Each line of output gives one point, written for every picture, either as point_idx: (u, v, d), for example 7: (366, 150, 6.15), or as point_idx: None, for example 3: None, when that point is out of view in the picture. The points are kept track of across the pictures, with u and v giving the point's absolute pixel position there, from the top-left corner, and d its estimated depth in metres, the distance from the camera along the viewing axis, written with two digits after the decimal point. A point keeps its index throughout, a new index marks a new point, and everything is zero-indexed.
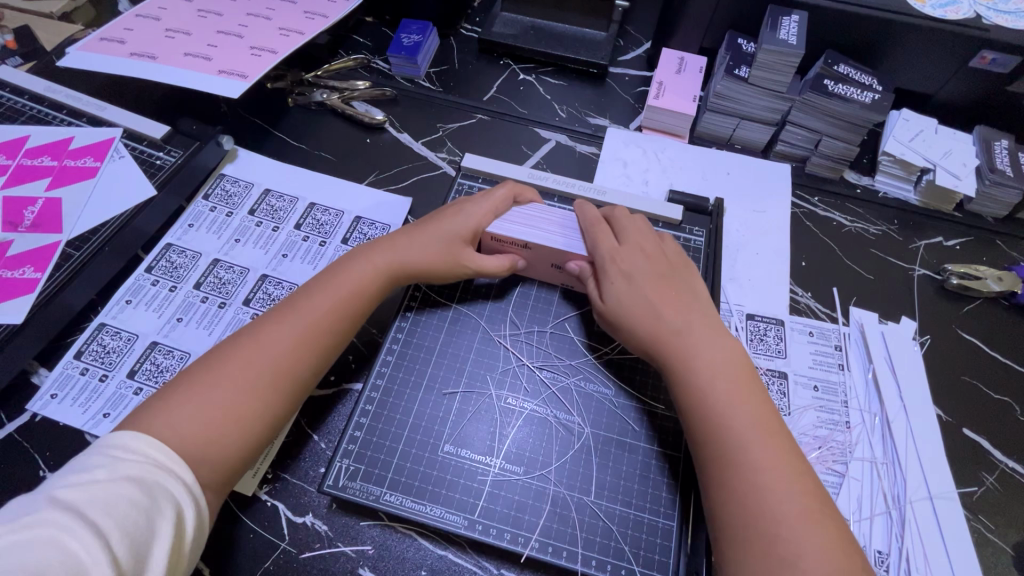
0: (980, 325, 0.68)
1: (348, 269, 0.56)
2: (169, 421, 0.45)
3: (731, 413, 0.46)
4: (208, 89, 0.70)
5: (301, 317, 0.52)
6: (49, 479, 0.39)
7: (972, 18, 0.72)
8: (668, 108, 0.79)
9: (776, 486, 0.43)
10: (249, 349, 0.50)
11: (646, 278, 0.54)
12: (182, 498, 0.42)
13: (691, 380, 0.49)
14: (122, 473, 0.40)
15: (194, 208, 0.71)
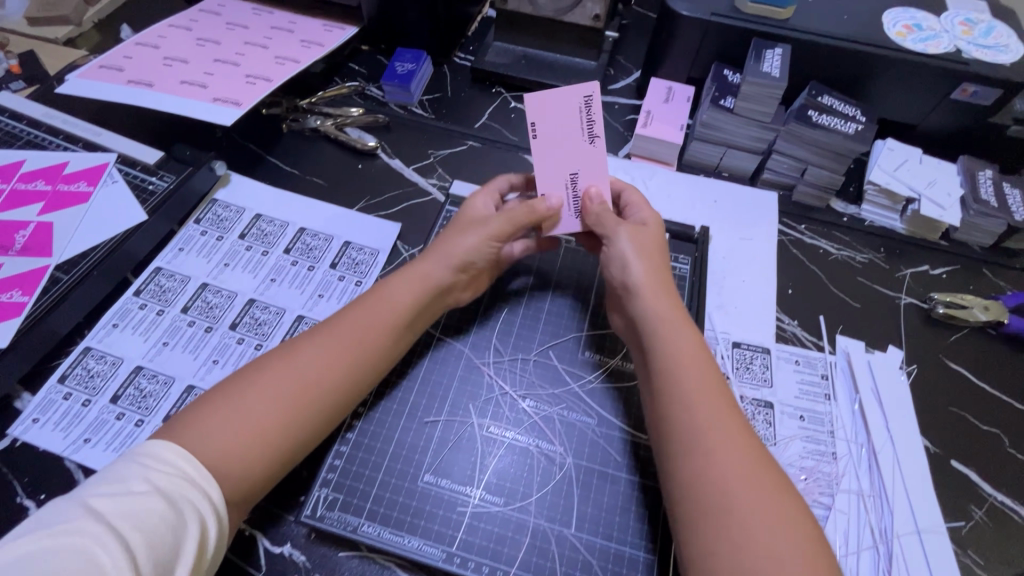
0: (968, 354, 0.68)
1: (387, 288, 0.56)
2: (198, 430, 0.45)
3: (702, 410, 0.47)
4: (203, 116, 0.72)
5: (344, 338, 0.51)
6: (83, 487, 0.41)
7: (952, 52, 0.74)
8: (656, 136, 0.80)
9: (738, 487, 0.44)
10: (289, 365, 0.49)
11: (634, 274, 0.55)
12: (206, 510, 0.42)
13: (665, 371, 0.50)
14: (150, 483, 0.41)
15: (185, 232, 0.72)
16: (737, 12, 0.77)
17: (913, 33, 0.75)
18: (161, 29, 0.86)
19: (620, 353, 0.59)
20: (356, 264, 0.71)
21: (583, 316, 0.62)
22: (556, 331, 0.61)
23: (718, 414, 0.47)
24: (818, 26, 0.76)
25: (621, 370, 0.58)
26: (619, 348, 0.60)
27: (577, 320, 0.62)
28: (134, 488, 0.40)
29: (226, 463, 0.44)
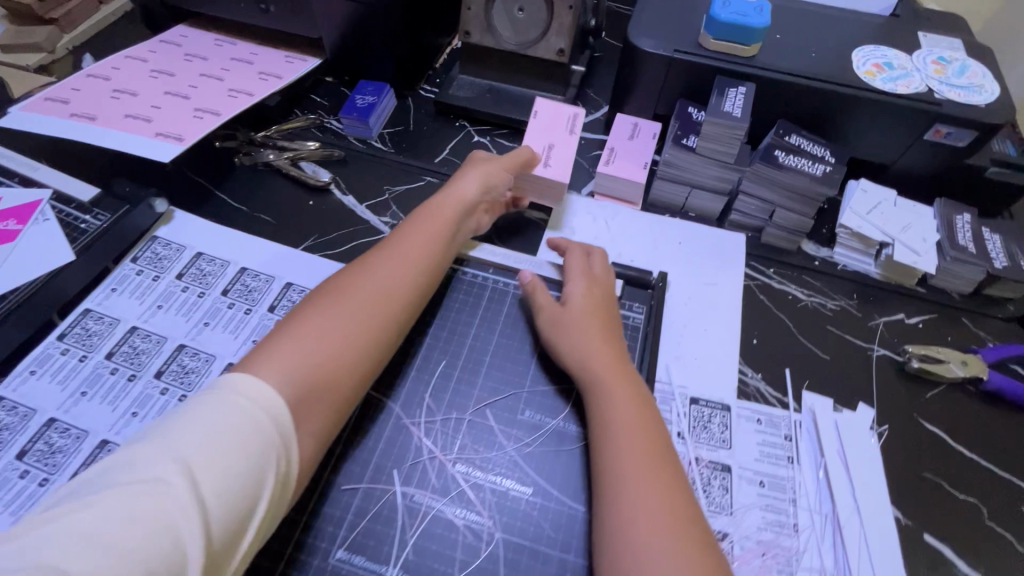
0: (944, 413, 0.63)
1: (412, 234, 0.61)
2: (281, 360, 0.47)
3: (628, 455, 0.47)
4: (142, 152, 0.70)
5: (393, 275, 0.56)
6: (174, 437, 0.40)
7: (924, 91, 0.70)
8: (619, 175, 0.76)
9: (650, 535, 0.42)
10: (349, 299, 0.53)
11: (577, 320, 0.56)
12: (287, 444, 0.43)
13: (599, 416, 0.50)
14: (218, 428, 0.40)
15: (120, 271, 0.69)
16: (701, 49, 0.74)
17: (883, 72, 0.72)
18: (116, 60, 0.84)
19: (563, 412, 0.55)
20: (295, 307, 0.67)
21: (526, 370, 0.58)
22: (496, 386, 0.57)
23: (644, 461, 0.46)
24: (785, 63, 0.73)
25: (562, 432, 0.54)
26: (562, 406, 0.55)
27: (519, 374, 0.58)
28: (200, 436, 0.40)
29: (314, 389, 0.47)
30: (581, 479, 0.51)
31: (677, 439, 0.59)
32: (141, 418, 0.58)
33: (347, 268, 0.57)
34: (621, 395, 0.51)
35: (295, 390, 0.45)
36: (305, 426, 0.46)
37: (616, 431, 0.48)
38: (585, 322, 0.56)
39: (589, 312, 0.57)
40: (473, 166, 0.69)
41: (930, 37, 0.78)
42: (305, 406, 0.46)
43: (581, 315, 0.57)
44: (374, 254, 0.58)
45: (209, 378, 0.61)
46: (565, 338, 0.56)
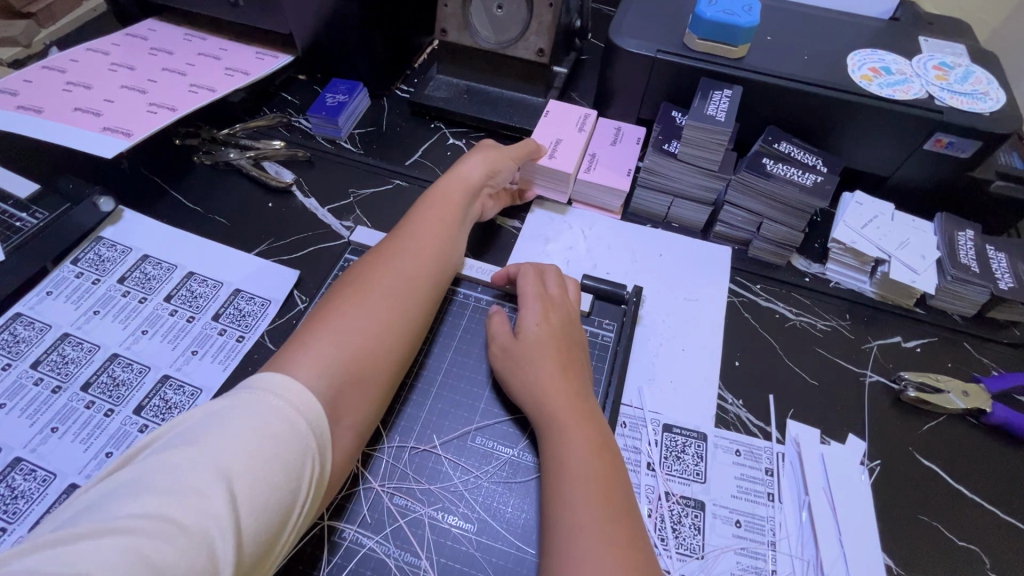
0: (944, 448, 0.58)
1: (425, 219, 0.59)
2: (318, 352, 0.45)
3: (579, 521, 0.41)
4: (87, 147, 0.66)
5: (417, 261, 0.55)
6: (206, 433, 0.37)
7: (924, 98, 0.65)
8: (600, 183, 0.70)
9: None
10: (380, 286, 0.51)
11: (533, 356, 0.51)
12: (323, 440, 0.41)
13: (554, 465, 0.45)
14: (250, 429, 0.38)
15: (58, 273, 0.64)
16: (686, 49, 0.70)
17: (880, 77, 0.67)
18: (75, 52, 0.79)
19: (518, 440, 0.50)
20: (242, 316, 0.63)
21: (481, 392, 0.53)
22: (446, 410, 0.52)
23: (597, 528, 0.41)
24: (775, 66, 0.68)
25: (515, 462, 0.49)
26: (518, 434, 0.51)
27: (473, 397, 0.53)
28: (228, 440, 0.37)
29: (355, 378, 0.46)
30: (530, 518, 0.47)
31: (647, 470, 0.54)
32: (60, 435, 0.54)
33: (368, 255, 0.55)
34: (582, 441, 0.46)
35: (330, 385, 0.44)
36: (347, 416, 0.45)
37: (569, 490, 0.43)
38: (541, 357, 0.50)
39: (548, 346, 0.51)
40: (481, 151, 0.67)
41: (931, 41, 0.73)
42: (346, 396, 0.45)
43: (538, 349, 0.51)
44: (395, 240, 0.56)
45: (140, 392, 0.57)
46: (521, 378, 0.50)
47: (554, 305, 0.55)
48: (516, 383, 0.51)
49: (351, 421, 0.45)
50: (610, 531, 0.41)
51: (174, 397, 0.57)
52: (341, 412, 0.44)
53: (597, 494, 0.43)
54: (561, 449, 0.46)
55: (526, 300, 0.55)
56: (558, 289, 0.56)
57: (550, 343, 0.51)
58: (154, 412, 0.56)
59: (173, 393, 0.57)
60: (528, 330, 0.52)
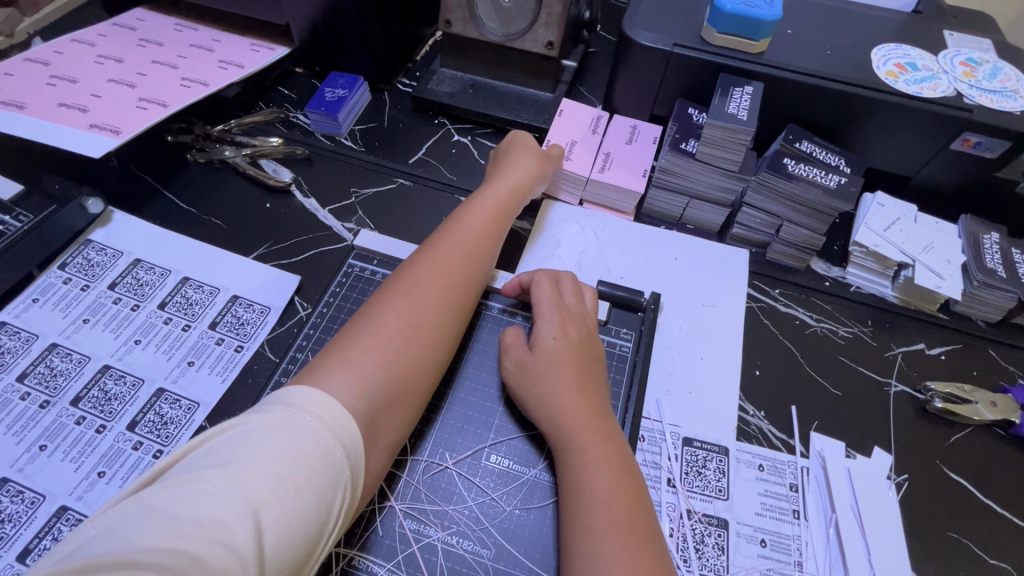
0: (972, 461, 0.56)
1: (466, 223, 0.56)
2: (360, 367, 0.42)
3: (601, 548, 0.39)
4: (74, 146, 0.62)
5: (461, 269, 0.52)
6: (234, 455, 0.34)
7: (953, 96, 0.63)
8: (614, 183, 0.67)
9: None
10: (426, 296, 0.48)
11: (550, 370, 0.48)
12: (358, 468, 0.39)
13: (572, 486, 0.43)
14: (282, 455, 0.35)
15: (45, 279, 0.61)
16: (705, 44, 0.67)
17: (907, 73, 0.65)
18: (60, 43, 0.75)
19: (537, 460, 0.48)
20: (240, 324, 0.60)
21: (496, 407, 0.51)
22: (458, 427, 0.50)
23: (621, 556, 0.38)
24: (797, 62, 0.65)
25: (533, 483, 0.47)
26: (536, 452, 0.48)
27: (487, 412, 0.50)
28: (257, 466, 0.34)
29: (396, 397, 0.44)
30: (549, 543, 0.44)
31: (667, 487, 0.52)
32: (49, 453, 0.51)
33: (410, 258, 0.52)
34: (602, 463, 0.43)
35: (373, 404, 0.41)
36: (384, 436, 0.43)
37: (590, 510, 0.41)
38: (557, 373, 0.48)
39: (564, 360, 0.49)
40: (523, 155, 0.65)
41: (957, 36, 0.70)
42: (385, 415, 0.43)
43: (553, 363, 0.48)
44: (439, 244, 0.53)
45: (133, 407, 0.54)
46: (535, 394, 0.48)
47: (571, 314, 0.52)
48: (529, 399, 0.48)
49: (386, 440, 0.43)
50: (635, 559, 0.38)
51: (169, 412, 0.54)
52: (378, 433, 0.42)
53: (619, 517, 0.40)
54: (582, 471, 0.43)
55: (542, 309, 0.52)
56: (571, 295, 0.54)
57: (569, 358, 0.49)
58: (149, 428, 0.53)
59: (168, 408, 0.54)
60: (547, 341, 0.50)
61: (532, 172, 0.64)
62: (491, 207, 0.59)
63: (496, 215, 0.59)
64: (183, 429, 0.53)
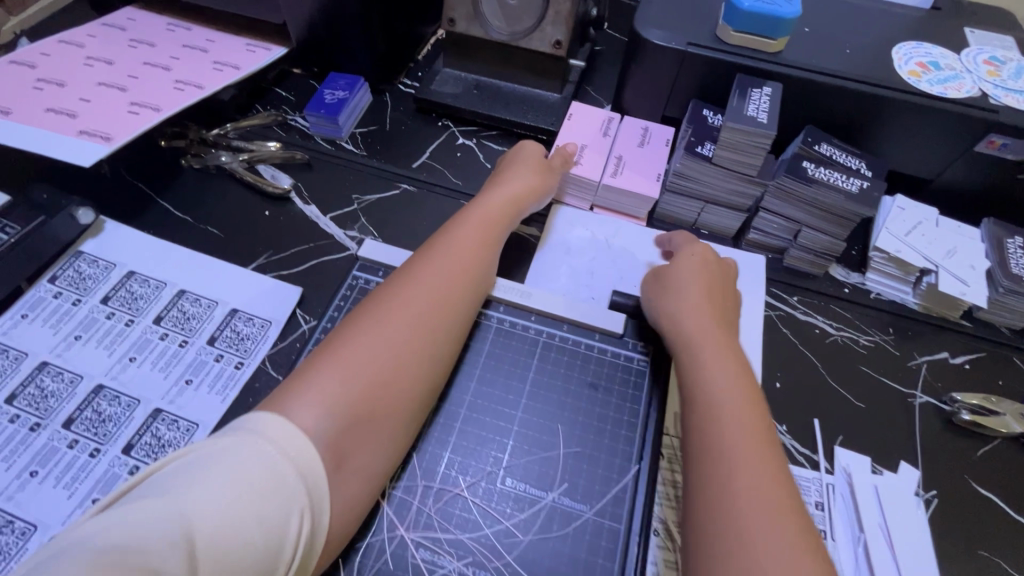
0: (1002, 475, 0.54)
1: (456, 235, 0.54)
2: (320, 387, 0.41)
3: (751, 502, 0.39)
4: (62, 154, 0.60)
5: (446, 282, 0.50)
6: (184, 483, 0.34)
7: (977, 96, 0.61)
8: (627, 189, 0.65)
9: (755, 492, 0.40)
10: (396, 311, 0.47)
11: (701, 343, 0.50)
12: (318, 493, 0.37)
13: (692, 372, 0.48)
14: (229, 482, 0.34)
15: (34, 293, 0.58)
16: (720, 43, 0.64)
17: (929, 73, 0.63)
18: (46, 44, 0.72)
19: (553, 484, 0.46)
20: (240, 339, 0.57)
21: (509, 428, 0.49)
22: (471, 449, 0.47)
23: (771, 511, 0.39)
24: (816, 61, 0.63)
25: (551, 508, 0.45)
26: (553, 475, 0.47)
27: (501, 433, 0.48)
28: (202, 492, 0.33)
29: (364, 417, 0.42)
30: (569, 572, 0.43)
31: None
32: (41, 479, 0.48)
33: (395, 274, 0.52)
34: (714, 355, 0.49)
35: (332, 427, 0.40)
36: (353, 461, 0.41)
37: (707, 389, 0.46)
38: (726, 347, 0.50)
39: (718, 337, 0.50)
40: (522, 169, 0.64)
41: (978, 33, 0.68)
42: (352, 436, 0.41)
43: (700, 337, 0.50)
44: (425, 257, 0.52)
45: (129, 428, 0.51)
46: (691, 362, 0.49)
47: (715, 301, 0.54)
48: (690, 368, 0.49)
49: (360, 463, 0.41)
50: (785, 518, 0.39)
51: (167, 434, 0.51)
52: (348, 455, 0.40)
53: (771, 479, 0.41)
54: (699, 361, 0.49)
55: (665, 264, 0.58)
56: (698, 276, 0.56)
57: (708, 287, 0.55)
58: (145, 451, 0.50)
59: (166, 429, 0.51)
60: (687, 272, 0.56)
61: (528, 181, 0.62)
62: (482, 216, 0.57)
63: (487, 225, 0.57)
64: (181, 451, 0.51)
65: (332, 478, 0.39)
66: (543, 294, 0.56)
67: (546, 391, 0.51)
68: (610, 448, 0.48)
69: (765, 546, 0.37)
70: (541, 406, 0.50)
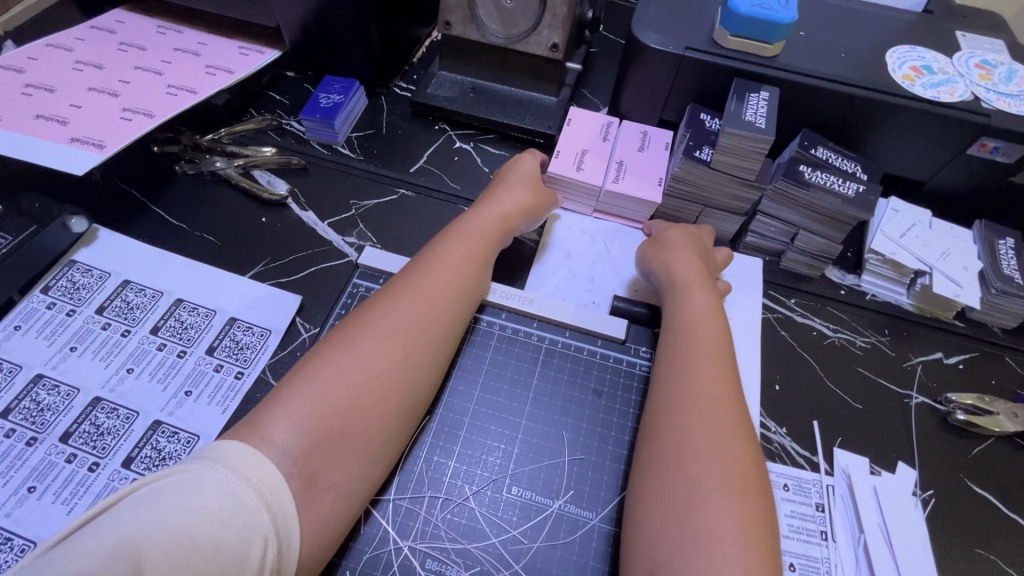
0: (996, 473, 0.55)
1: (443, 249, 0.54)
2: (294, 405, 0.41)
3: (715, 499, 0.40)
4: (53, 162, 0.59)
5: (426, 296, 0.50)
6: (142, 506, 0.34)
7: (970, 100, 0.61)
8: (627, 194, 0.65)
9: (713, 442, 0.43)
10: (372, 326, 0.47)
11: (695, 344, 0.50)
12: (283, 517, 0.37)
13: (673, 328, 0.53)
14: (183, 510, 0.34)
15: (27, 304, 0.57)
16: (717, 47, 0.64)
17: (923, 77, 0.63)
18: (33, 48, 0.70)
19: (559, 492, 0.48)
20: (239, 348, 0.57)
21: (515, 436, 0.50)
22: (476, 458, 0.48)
23: (735, 510, 0.40)
24: (812, 65, 0.63)
25: (558, 516, 0.47)
26: (559, 483, 0.48)
27: (506, 441, 0.50)
28: (155, 520, 0.33)
29: (334, 433, 0.41)
30: None
31: None
32: (39, 495, 0.48)
33: (380, 290, 0.52)
34: (698, 320, 0.52)
35: (305, 445, 0.40)
36: (327, 478, 0.41)
37: (688, 346, 0.50)
38: (717, 351, 0.50)
39: (713, 342, 0.51)
40: (513, 183, 0.63)
41: (969, 37, 0.69)
42: (324, 454, 0.41)
43: (697, 340, 0.51)
44: (411, 271, 0.52)
45: (128, 441, 0.51)
46: (681, 361, 0.49)
47: (713, 308, 0.54)
48: (678, 365, 0.49)
49: (334, 480, 0.41)
50: (746, 519, 0.40)
51: (167, 446, 0.51)
52: (321, 472, 0.40)
53: (744, 483, 0.42)
54: (681, 322, 0.53)
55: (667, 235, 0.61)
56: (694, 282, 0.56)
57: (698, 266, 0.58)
58: (145, 464, 0.50)
59: (166, 441, 0.51)
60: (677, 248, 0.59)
61: (518, 195, 0.62)
62: (469, 228, 0.57)
63: (474, 238, 0.56)
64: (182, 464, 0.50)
65: (302, 495, 0.39)
66: (545, 300, 0.58)
67: (551, 399, 0.53)
68: (615, 454, 0.50)
69: (721, 543, 0.38)
70: (545, 414, 0.52)
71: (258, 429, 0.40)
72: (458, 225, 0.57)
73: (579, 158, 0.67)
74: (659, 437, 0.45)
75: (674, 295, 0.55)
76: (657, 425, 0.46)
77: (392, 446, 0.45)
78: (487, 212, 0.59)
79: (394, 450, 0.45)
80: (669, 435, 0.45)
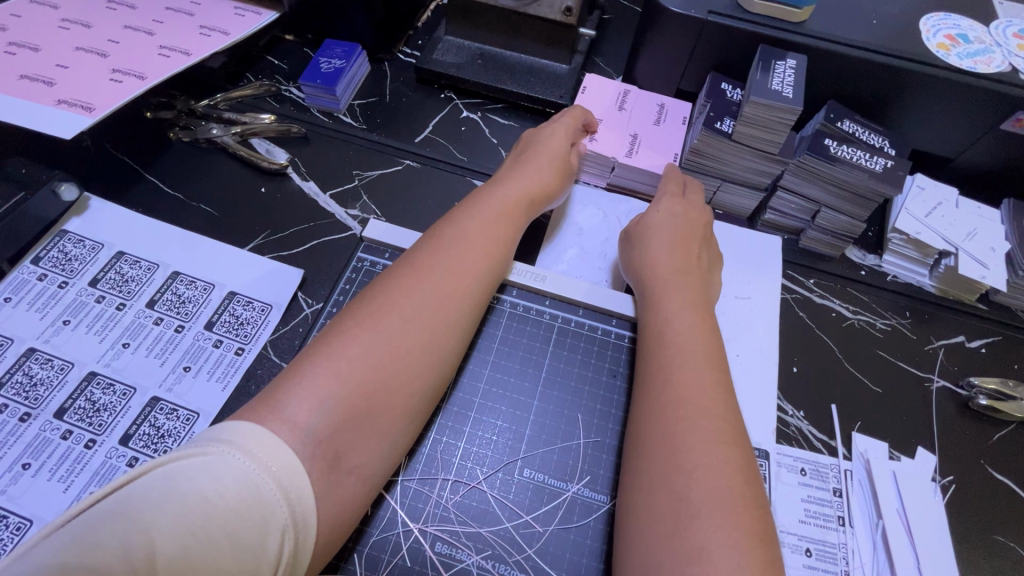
0: (1016, 459, 0.53)
1: (459, 227, 0.51)
2: (319, 380, 0.39)
3: (706, 510, 0.37)
4: (37, 124, 0.56)
5: (444, 278, 0.47)
6: (157, 490, 0.32)
7: (1008, 71, 0.58)
8: (639, 166, 0.63)
9: (706, 448, 0.40)
10: (400, 304, 0.44)
11: (682, 335, 0.47)
12: (301, 507, 0.35)
13: (658, 324, 0.49)
14: (198, 501, 0.32)
15: (16, 275, 0.55)
16: (743, 11, 0.61)
17: (958, 46, 0.60)
18: (16, 5, 0.66)
19: (574, 475, 0.46)
20: (239, 324, 0.54)
21: (526, 417, 0.49)
22: (487, 440, 0.48)
23: (729, 523, 0.37)
24: (842, 32, 0.60)
25: (571, 501, 0.45)
26: (573, 466, 0.47)
27: (517, 422, 0.49)
28: (169, 510, 0.31)
29: (359, 416, 0.40)
30: (591, 564, 0.43)
31: None
32: (34, 472, 0.46)
33: (395, 266, 0.48)
34: (685, 316, 0.48)
35: (328, 425, 0.38)
36: (351, 458, 0.39)
37: (676, 345, 0.46)
38: (699, 335, 0.47)
39: (699, 338, 0.47)
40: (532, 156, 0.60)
41: (1007, 5, 0.65)
42: (347, 436, 0.39)
43: (683, 337, 0.47)
44: (430, 250, 0.49)
45: (125, 418, 0.49)
46: (666, 368, 0.45)
47: (703, 301, 0.51)
48: (663, 366, 0.45)
49: (356, 462, 0.39)
50: (740, 532, 0.37)
51: (166, 424, 0.49)
52: (345, 454, 0.39)
53: (734, 482, 0.39)
54: (669, 317, 0.49)
55: (672, 205, 0.58)
56: (685, 269, 0.53)
57: (695, 242, 0.56)
58: (143, 442, 0.48)
59: (165, 419, 0.49)
60: (677, 223, 0.57)
61: (539, 173, 0.58)
62: (487, 204, 0.54)
63: (490, 214, 0.53)
64: (182, 441, 0.48)
65: (324, 479, 0.37)
66: (557, 277, 0.55)
67: (564, 379, 0.51)
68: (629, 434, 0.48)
69: (715, 560, 0.35)
70: (558, 396, 0.50)
71: (269, 405, 0.38)
72: (476, 204, 0.54)
73: (589, 130, 0.65)
74: (639, 431, 0.43)
75: (664, 284, 0.52)
76: (638, 433, 0.43)
77: (409, 428, 0.43)
78: (504, 190, 0.56)
79: (410, 431, 0.43)
80: (648, 437, 0.42)
